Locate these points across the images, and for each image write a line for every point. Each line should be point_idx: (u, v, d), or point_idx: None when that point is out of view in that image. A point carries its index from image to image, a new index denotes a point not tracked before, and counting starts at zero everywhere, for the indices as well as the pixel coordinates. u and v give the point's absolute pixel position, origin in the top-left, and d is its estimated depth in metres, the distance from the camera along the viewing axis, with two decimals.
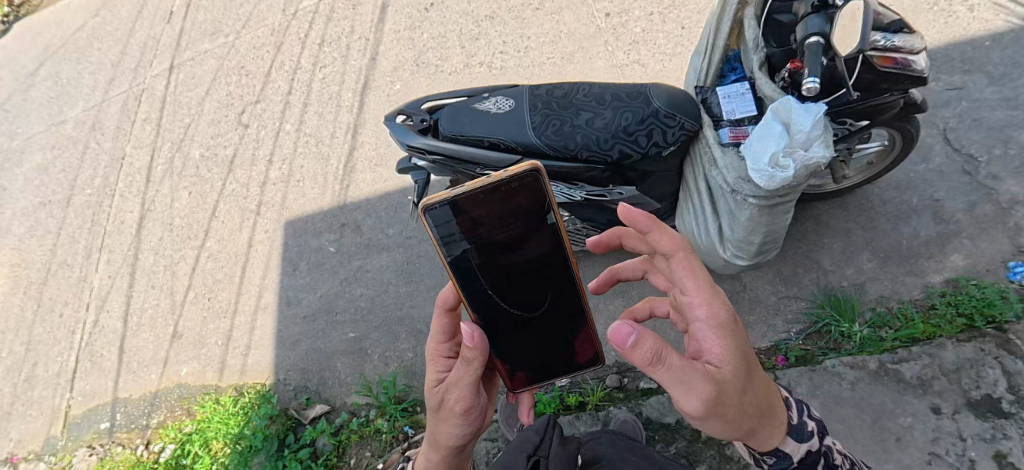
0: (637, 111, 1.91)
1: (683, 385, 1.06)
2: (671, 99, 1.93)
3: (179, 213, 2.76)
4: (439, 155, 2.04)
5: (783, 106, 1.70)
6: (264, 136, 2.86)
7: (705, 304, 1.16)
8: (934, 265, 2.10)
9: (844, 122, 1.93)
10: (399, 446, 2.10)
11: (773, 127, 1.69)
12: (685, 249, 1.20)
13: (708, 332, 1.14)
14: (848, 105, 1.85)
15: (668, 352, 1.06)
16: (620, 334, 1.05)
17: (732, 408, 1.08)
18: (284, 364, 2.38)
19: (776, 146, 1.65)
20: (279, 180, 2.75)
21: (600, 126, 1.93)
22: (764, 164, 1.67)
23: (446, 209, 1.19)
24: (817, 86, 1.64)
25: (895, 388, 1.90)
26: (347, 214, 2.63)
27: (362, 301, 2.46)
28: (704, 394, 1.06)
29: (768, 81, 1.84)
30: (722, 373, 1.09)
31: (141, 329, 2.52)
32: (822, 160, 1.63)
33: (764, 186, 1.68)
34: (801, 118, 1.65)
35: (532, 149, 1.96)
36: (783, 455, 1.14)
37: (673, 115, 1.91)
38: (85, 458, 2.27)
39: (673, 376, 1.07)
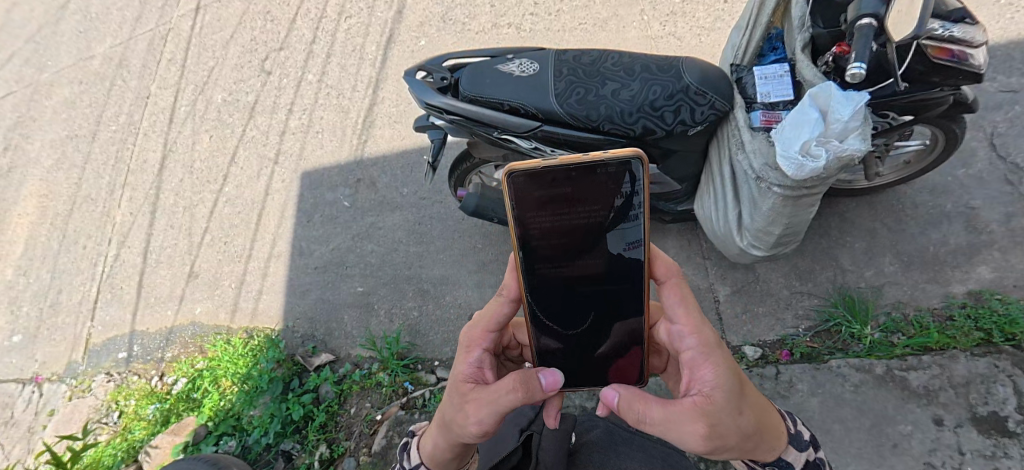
0: (667, 86, 1.83)
1: (675, 425, 1.09)
2: (704, 75, 1.84)
3: (200, 155, 2.81)
4: (457, 115, 1.99)
5: (822, 91, 1.59)
6: (286, 85, 2.87)
7: (692, 331, 1.18)
8: (958, 275, 2.02)
9: (885, 115, 1.80)
10: (398, 401, 2.16)
11: (808, 113, 1.59)
12: (674, 278, 1.23)
13: (697, 360, 1.16)
14: (891, 98, 1.73)
15: (649, 406, 1.12)
16: (609, 399, 1.18)
17: (728, 435, 1.09)
18: (293, 312, 2.44)
19: (810, 134, 1.56)
20: (299, 129, 2.77)
21: (626, 98, 1.85)
22: (795, 152, 1.57)
23: (530, 179, 1.13)
24: (863, 72, 1.49)
25: (898, 396, 1.86)
26: (363, 169, 2.65)
27: (372, 256, 2.49)
28: (694, 428, 1.08)
29: (810, 65, 1.71)
30: (713, 399, 1.10)
31: (160, 266, 2.61)
32: (856, 153, 1.55)
33: (792, 176, 1.59)
34: (840, 106, 1.55)
35: (553, 117, 1.90)
36: (786, 465, 1.15)
37: (704, 92, 1.82)
38: (103, 384, 2.39)
39: (662, 420, 1.11)
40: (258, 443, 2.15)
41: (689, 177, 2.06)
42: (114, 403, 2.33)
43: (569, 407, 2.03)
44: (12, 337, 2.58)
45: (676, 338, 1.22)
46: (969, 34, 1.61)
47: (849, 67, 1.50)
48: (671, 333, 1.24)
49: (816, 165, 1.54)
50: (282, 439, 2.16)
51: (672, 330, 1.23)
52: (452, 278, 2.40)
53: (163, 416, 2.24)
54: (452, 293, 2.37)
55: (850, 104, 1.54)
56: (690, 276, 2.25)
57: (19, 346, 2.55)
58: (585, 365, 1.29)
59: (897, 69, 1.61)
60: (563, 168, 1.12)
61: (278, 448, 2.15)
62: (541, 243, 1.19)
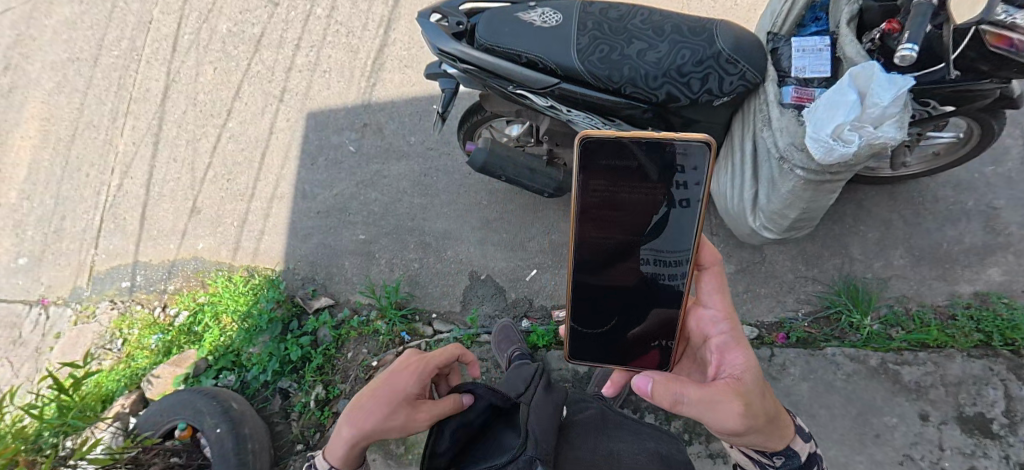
0: (697, 51, 1.72)
1: (715, 407, 1.10)
2: (737, 42, 1.73)
3: (203, 88, 2.73)
4: (472, 65, 1.87)
5: (864, 71, 1.49)
6: (294, 19, 2.75)
7: (726, 318, 1.29)
8: (967, 275, 1.99)
9: (927, 103, 1.68)
10: (394, 349, 2.21)
11: (846, 94, 1.49)
12: (716, 267, 1.31)
13: (728, 345, 1.25)
14: (935, 86, 1.61)
15: (686, 386, 1.13)
16: (642, 386, 1.14)
17: (761, 417, 1.11)
18: (294, 255, 2.45)
19: (845, 117, 1.47)
20: (306, 67, 2.68)
21: (652, 60, 1.74)
22: (827, 135, 1.49)
23: (597, 149, 1.11)
24: (913, 54, 1.42)
25: (888, 388, 1.87)
26: (370, 114, 2.58)
27: (375, 205, 2.47)
28: (732, 405, 1.10)
29: (853, 41, 1.59)
30: (744, 379, 1.16)
31: (162, 199, 2.60)
32: (889, 142, 1.48)
33: (819, 159, 1.52)
34: (881, 90, 1.45)
35: (573, 74, 1.78)
36: (794, 454, 1.15)
37: (735, 61, 1.71)
38: (107, 311, 2.45)
39: (700, 402, 1.11)
40: (256, 379, 2.22)
41: None
42: (117, 331, 2.39)
43: (562, 370, 2.09)
44: (18, 260, 2.61)
45: (708, 325, 1.31)
46: None
47: (900, 48, 1.43)
48: (701, 320, 1.32)
49: (846, 150, 1.47)
50: (280, 377, 2.22)
51: (705, 316, 1.32)
52: (454, 233, 2.40)
53: (165, 347, 2.31)
54: (453, 248, 2.38)
55: (892, 88, 1.44)
56: None
57: (25, 268, 2.59)
58: (610, 340, 1.31)
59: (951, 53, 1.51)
60: (631, 144, 1.09)
61: (275, 385, 2.22)
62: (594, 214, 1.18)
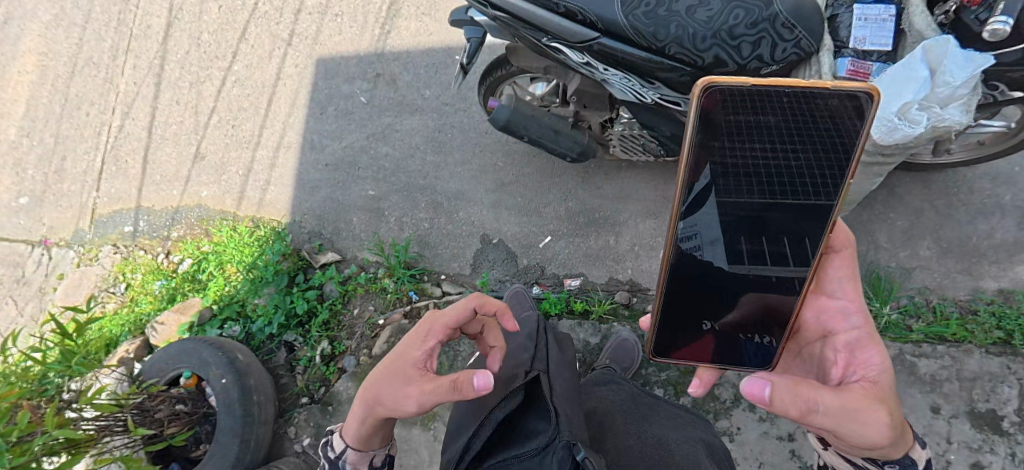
0: (752, 11, 1.52)
1: (859, 415, 1.07)
2: (798, 6, 1.53)
3: (207, 27, 2.57)
4: (504, 13, 1.69)
5: (939, 44, 1.32)
6: None
7: (858, 311, 1.30)
8: (994, 271, 1.94)
9: (995, 86, 1.52)
10: (401, 308, 2.20)
11: (916, 68, 1.34)
12: (849, 255, 1.31)
13: (864, 342, 1.26)
14: (1006, 68, 1.45)
15: (820, 392, 1.09)
16: (762, 395, 1.09)
17: (901, 424, 1.11)
18: (301, 208, 2.38)
19: (914, 95, 1.34)
20: (316, 9, 2.52)
21: (702, 18, 1.54)
22: (892, 113, 1.38)
23: (724, 100, 0.97)
24: (1006, 29, 1.34)
25: (902, 380, 1.85)
26: (384, 64, 2.44)
27: (386, 161, 2.38)
28: (878, 415, 1.08)
29: (924, 12, 1.46)
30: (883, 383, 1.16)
31: (165, 143, 2.50)
32: (954, 123, 1.41)
33: (879, 140, 1.44)
34: (956, 68, 1.32)
35: (614, 29, 1.60)
36: (909, 463, 1.13)
37: (793, 26, 1.52)
38: (110, 255, 2.39)
39: (841, 411, 1.08)
40: (261, 331, 2.19)
41: None
42: (121, 275, 2.34)
43: (572, 340, 2.07)
44: (19, 199, 2.54)
45: (835, 318, 1.32)
46: None
47: (992, 20, 1.35)
48: (825, 310, 1.33)
49: (913, 130, 1.39)
50: (286, 330, 2.20)
51: (833, 307, 1.32)
52: (467, 194, 2.32)
53: (169, 294, 2.27)
54: (466, 210, 2.31)
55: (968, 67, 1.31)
56: None
57: (26, 208, 2.52)
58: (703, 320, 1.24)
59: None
60: (768, 94, 0.95)
61: (281, 339, 2.19)
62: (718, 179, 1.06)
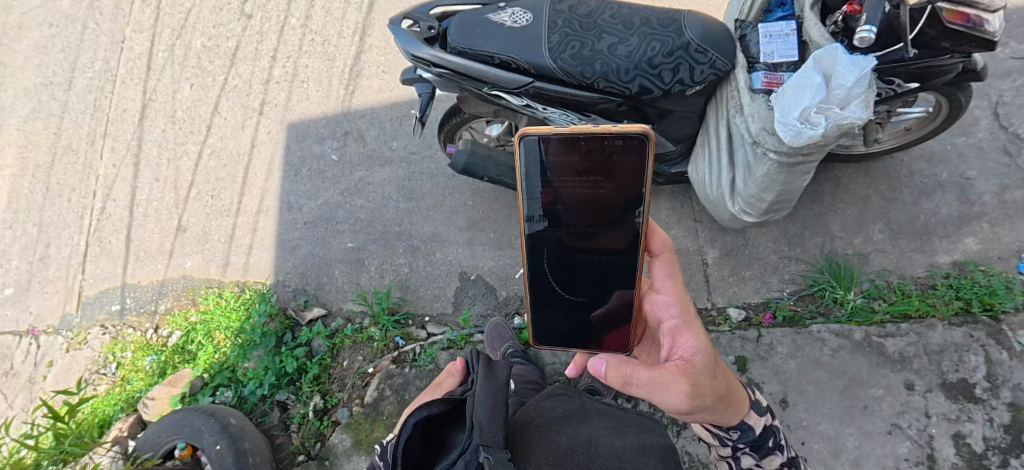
0: (667, 42, 1.72)
1: (663, 388, 1.25)
2: (706, 30, 1.73)
3: (181, 105, 2.72)
4: (446, 69, 1.85)
5: (828, 53, 1.53)
6: (268, 30, 2.75)
7: (676, 302, 1.43)
8: (945, 245, 2.04)
9: (891, 81, 1.71)
10: (389, 355, 2.25)
11: (811, 76, 1.53)
12: (666, 254, 1.45)
13: (680, 329, 1.39)
14: (898, 64, 1.63)
15: (638, 369, 1.28)
16: (597, 366, 1.30)
17: (706, 395, 1.28)
18: (284, 267, 2.46)
19: (811, 100, 1.51)
20: (284, 78, 2.68)
21: (623, 54, 1.73)
22: (795, 117, 1.53)
23: (538, 144, 1.23)
24: (871, 36, 1.52)
25: (874, 361, 1.92)
26: (351, 121, 2.59)
27: (361, 213, 2.48)
28: (680, 387, 1.26)
29: (817, 24, 1.62)
30: (694, 362, 1.32)
31: (147, 220, 2.59)
32: (857, 121, 1.52)
33: (789, 142, 1.55)
34: (845, 71, 1.50)
35: (546, 73, 1.77)
36: (747, 428, 1.42)
37: (704, 50, 1.72)
38: (99, 336, 2.44)
39: (652, 383, 1.26)
40: (253, 394, 2.22)
41: (685, 137, 1.98)
42: (110, 355, 2.38)
43: (555, 364, 2.12)
44: (4, 290, 2.59)
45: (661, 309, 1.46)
46: None
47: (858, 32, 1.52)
48: (656, 304, 1.47)
49: (815, 132, 1.51)
50: (277, 390, 2.23)
51: (659, 302, 1.46)
52: (442, 235, 2.42)
53: (160, 368, 2.31)
54: (442, 251, 2.40)
55: (855, 69, 1.49)
56: (679, 237, 2.25)
57: (12, 299, 2.57)
58: (575, 322, 1.41)
59: (907, 34, 1.55)
60: (572, 137, 1.21)
61: (273, 399, 2.22)
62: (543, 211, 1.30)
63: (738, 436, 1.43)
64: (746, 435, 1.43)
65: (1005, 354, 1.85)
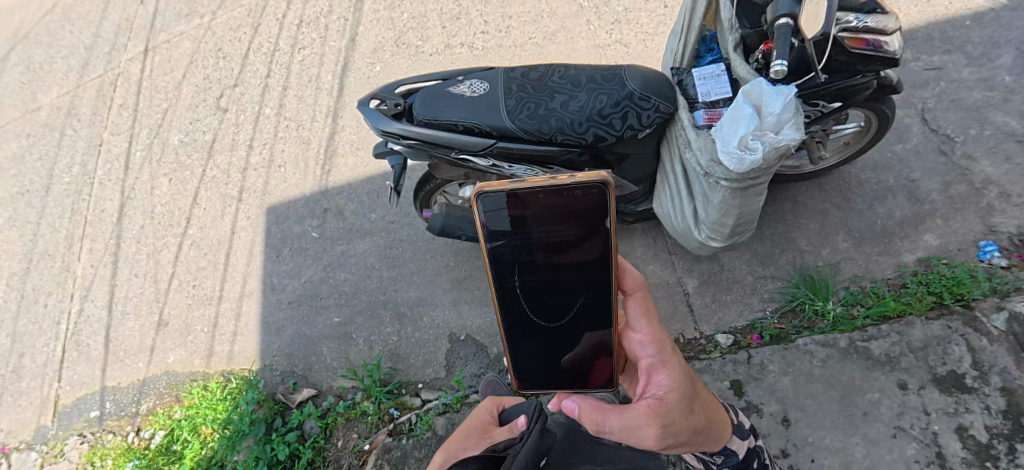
0: (612, 94, 1.76)
1: (635, 432, 1.27)
2: (647, 79, 1.78)
3: (160, 200, 2.89)
4: (415, 140, 1.90)
5: (754, 87, 1.56)
6: (244, 121, 2.98)
7: (652, 342, 1.41)
8: (907, 245, 2.16)
9: (817, 103, 1.78)
10: (384, 428, 2.19)
11: (743, 108, 1.55)
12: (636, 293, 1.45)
13: (656, 366, 1.38)
14: (817, 88, 1.71)
15: (609, 416, 1.31)
16: (570, 408, 1.35)
17: (680, 434, 1.29)
18: (270, 350, 2.48)
19: (746, 129, 1.51)
20: (261, 165, 2.86)
21: (574, 108, 1.77)
22: (733, 147, 1.52)
23: (500, 197, 1.27)
24: (785, 68, 1.52)
25: (864, 365, 1.94)
26: (329, 198, 2.72)
27: (345, 285, 2.53)
28: (651, 430, 1.27)
29: (742, 62, 1.71)
30: (667, 400, 1.32)
31: (127, 317, 2.66)
32: (793, 143, 1.50)
33: (733, 169, 1.54)
34: (772, 100, 1.52)
35: (506, 133, 1.81)
36: (730, 453, 1.42)
37: (648, 97, 1.76)
38: (77, 446, 2.41)
39: (626, 427, 1.29)
40: None
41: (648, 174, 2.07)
42: (90, 465, 2.34)
43: (554, 414, 2.09)
44: None
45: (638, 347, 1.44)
46: (882, 22, 1.59)
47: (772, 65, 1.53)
48: (633, 343, 1.45)
49: (754, 158, 1.50)
50: None
51: (636, 341, 1.44)
52: (427, 299, 2.44)
53: None
54: (428, 314, 2.41)
55: (780, 97, 1.51)
56: (657, 272, 2.31)
57: None
58: (550, 368, 1.44)
59: (816, 65, 1.60)
60: (532, 188, 1.25)
61: None
62: (518, 259, 1.34)
63: (721, 462, 1.44)
64: (730, 461, 1.42)
65: (984, 340, 1.91)
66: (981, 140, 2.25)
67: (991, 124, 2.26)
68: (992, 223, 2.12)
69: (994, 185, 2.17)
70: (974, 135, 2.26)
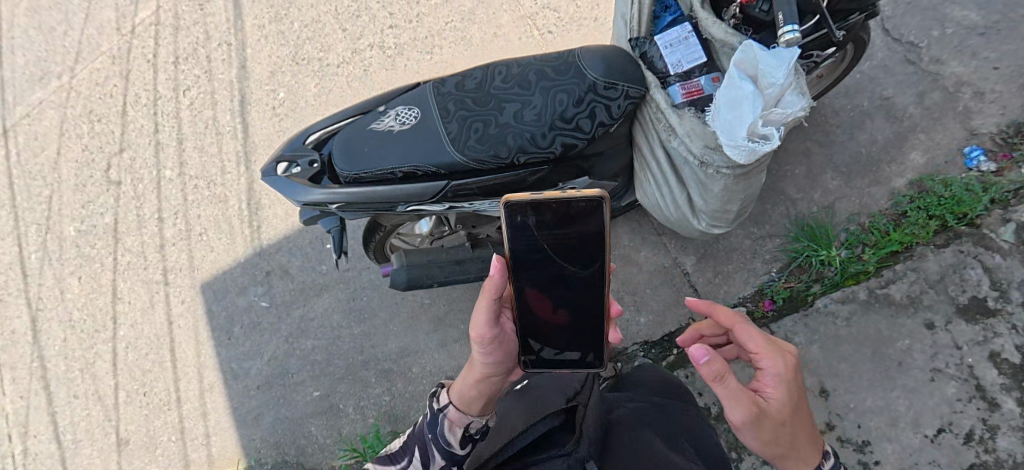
0: (572, 90, 1.44)
1: (735, 400, 1.11)
2: (608, 63, 1.47)
3: (75, 303, 2.50)
4: (350, 204, 1.46)
5: (744, 55, 1.29)
6: (145, 191, 2.57)
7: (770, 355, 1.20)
8: (895, 169, 2.02)
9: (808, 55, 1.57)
10: None
11: (740, 86, 1.28)
12: (738, 321, 1.23)
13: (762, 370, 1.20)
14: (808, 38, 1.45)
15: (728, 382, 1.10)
16: (696, 355, 1.09)
17: (775, 429, 1.14)
18: (252, 444, 2.23)
19: (754, 112, 1.26)
20: (179, 237, 2.50)
21: (531, 119, 1.43)
22: (743, 138, 1.27)
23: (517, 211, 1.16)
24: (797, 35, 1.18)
25: (888, 314, 1.84)
26: (269, 259, 2.40)
27: (315, 354, 2.28)
28: (743, 413, 1.11)
29: (715, 21, 1.39)
30: (775, 406, 1.15)
31: (80, 446, 2.36)
32: (799, 113, 1.31)
33: (744, 164, 1.31)
34: (770, 69, 1.26)
35: (459, 169, 1.44)
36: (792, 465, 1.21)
37: (614, 83, 1.45)
38: None
39: (733, 389, 1.10)
40: None
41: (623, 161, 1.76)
42: None
43: None
44: None
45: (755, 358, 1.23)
46: None
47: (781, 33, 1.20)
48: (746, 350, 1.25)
49: (771, 146, 1.28)
50: None
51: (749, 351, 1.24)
52: (411, 347, 2.21)
53: None
54: (417, 363, 2.18)
55: (782, 60, 1.26)
56: (650, 259, 2.13)
57: None
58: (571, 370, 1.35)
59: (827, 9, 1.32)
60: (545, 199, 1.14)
61: None
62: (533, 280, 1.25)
63: None
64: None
65: (997, 257, 1.82)
66: (945, 41, 2.10)
67: (952, 21, 2.11)
68: (973, 125, 2.00)
69: (968, 85, 2.04)
70: (938, 36, 2.11)
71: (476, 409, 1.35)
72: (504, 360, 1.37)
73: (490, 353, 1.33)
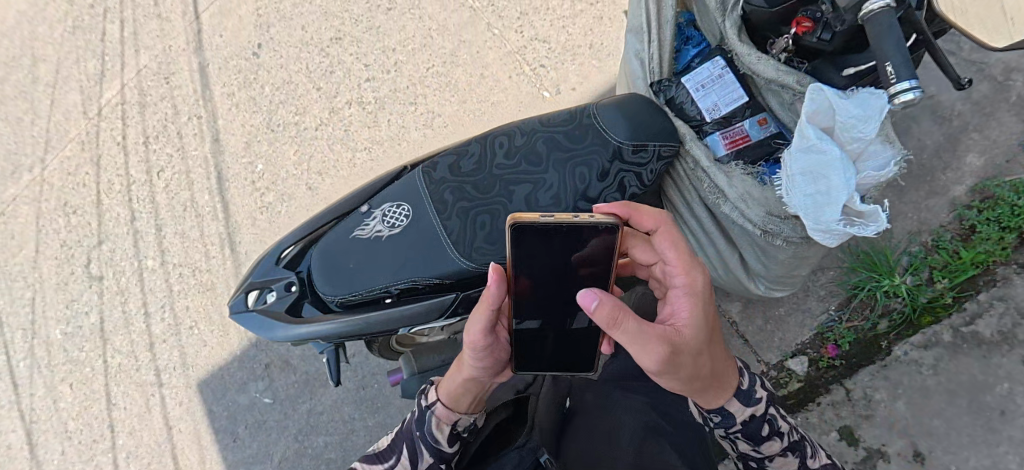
0: (593, 162, 1.28)
1: (642, 340, 0.98)
2: (631, 124, 1.29)
3: (68, 414, 2.29)
4: (342, 334, 1.25)
5: (820, 109, 1.19)
6: (126, 286, 2.34)
7: (681, 270, 1.12)
8: (950, 177, 1.78)
9: None
10: None
11: (827, 152, 1.18)
12: (663, 225, 1.14)
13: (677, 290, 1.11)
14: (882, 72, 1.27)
15: (630, 318, 0.98)
16: (586, 299, 0.97)
17: (687, 365, 1.01)
18: None
19: (846, 182, 1.16)
20: (168, 333, 2.29)
21: (548, 202, 1.27)
22: (837, 215, 1.17)
23: (521, 233, 1.02)
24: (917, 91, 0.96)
25: (978, 355, 1.65)
26: (267, 349, 2.21)
27: (329, 450, 2.12)
28: (654, 354, 0.98)
29: (761, 60, 1.29)
30: (684, 331, 1.05)
31: None
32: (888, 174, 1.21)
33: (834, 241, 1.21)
34: (858, 125, 1.17)
35: (465, 276, 1.24)
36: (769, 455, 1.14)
37: (642, 146, 1.29)
38: None
39: (635, 328, 0.98)
40: None
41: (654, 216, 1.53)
42: None
43: None
44: None
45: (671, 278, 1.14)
46: None
47: (898, 92, 0.97)
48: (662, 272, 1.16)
49: (873, 229, 1.17)
50: None
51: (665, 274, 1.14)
52: None
53: None
54: None
55: (867, 116, 1.16)
56: None
57: None
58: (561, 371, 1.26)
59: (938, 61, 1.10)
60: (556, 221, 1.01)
61: None
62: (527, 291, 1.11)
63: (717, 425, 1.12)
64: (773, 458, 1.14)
65: None
66: None
67: None
68: None
69: (1018, 72, 1.79)
70: None
71: (466, 404, 1.14)
72: (496, 363, 1.16)
73: (483, 359, 1.11)
